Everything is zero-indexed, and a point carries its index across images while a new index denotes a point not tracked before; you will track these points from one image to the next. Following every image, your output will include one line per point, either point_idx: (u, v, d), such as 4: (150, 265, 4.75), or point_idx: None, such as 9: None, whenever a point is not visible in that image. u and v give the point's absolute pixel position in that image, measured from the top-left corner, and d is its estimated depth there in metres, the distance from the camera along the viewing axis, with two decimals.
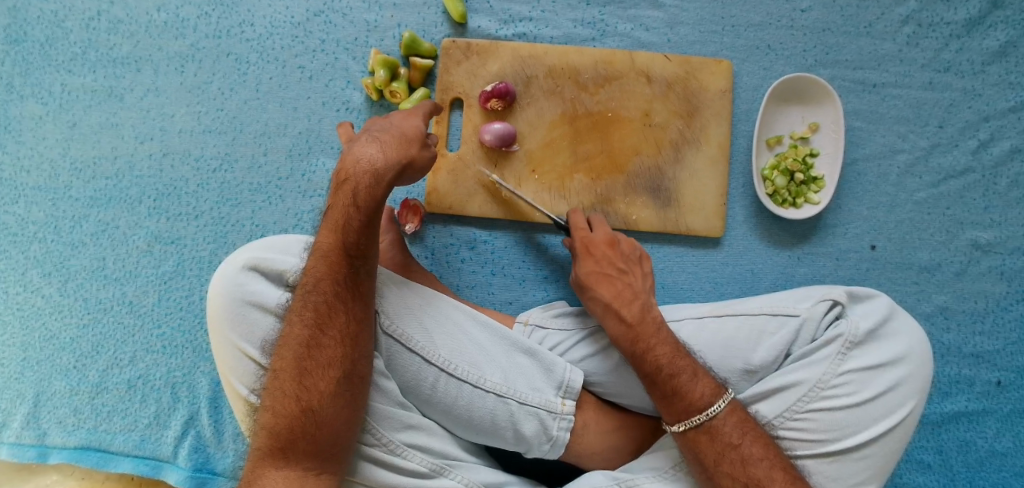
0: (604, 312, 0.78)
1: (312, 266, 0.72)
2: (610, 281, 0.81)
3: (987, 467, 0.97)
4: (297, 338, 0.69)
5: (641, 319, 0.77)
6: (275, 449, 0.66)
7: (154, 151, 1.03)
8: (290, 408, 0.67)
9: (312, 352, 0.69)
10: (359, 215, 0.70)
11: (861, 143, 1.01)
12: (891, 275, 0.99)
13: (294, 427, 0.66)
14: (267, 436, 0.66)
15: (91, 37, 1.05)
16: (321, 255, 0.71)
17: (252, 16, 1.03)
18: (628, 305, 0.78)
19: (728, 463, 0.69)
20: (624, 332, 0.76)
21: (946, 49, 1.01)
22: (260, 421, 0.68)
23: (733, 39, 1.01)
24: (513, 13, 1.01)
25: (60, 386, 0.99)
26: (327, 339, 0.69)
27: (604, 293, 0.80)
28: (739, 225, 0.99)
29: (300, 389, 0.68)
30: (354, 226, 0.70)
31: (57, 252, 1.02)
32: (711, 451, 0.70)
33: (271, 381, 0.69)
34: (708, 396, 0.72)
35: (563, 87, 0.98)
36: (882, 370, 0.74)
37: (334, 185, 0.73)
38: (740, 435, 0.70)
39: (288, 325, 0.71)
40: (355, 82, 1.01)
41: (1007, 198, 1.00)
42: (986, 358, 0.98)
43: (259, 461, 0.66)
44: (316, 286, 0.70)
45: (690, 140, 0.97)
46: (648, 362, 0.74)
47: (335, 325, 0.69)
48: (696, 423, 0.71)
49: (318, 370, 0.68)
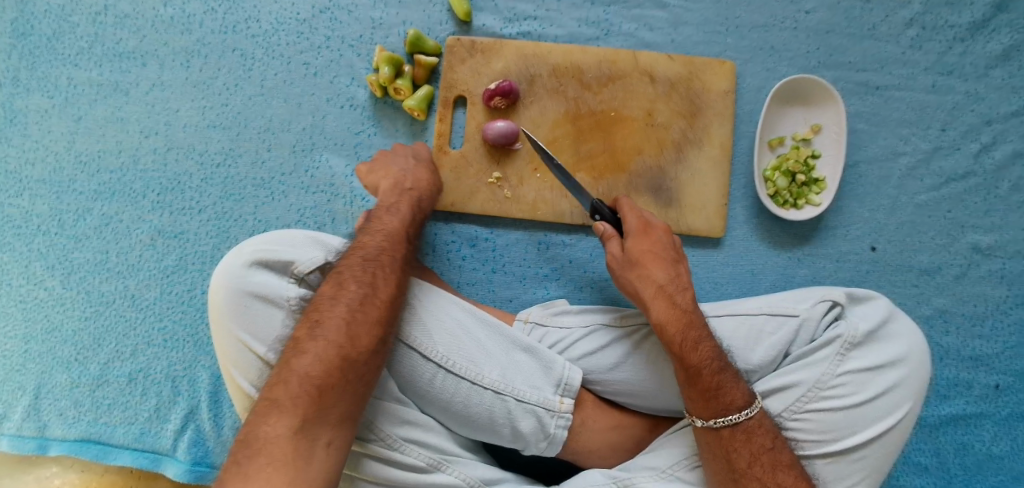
0: (656, 292, 0.77)
1: (371, 243, 0.76)
2: (666, 264, 0.79)
3: (985, 470, 0.97)
4: (350, 293, 0.69)
5: (693, 308, 0.76)
6: (303, 395, 0.61)
7: (159, 145, 1.03)
8: (330, 354, 0.64)
9: (361, 308, 0.68)
10: (416, 217, 0.84)
11: (863, 146, 1.01)
12: (891, 278, 0.99)
13: (330, 377, 0.63)
14: (297, 379, 0.62)
15: (98, 31, 1.05)
16: (383, 235, 0.77)
17: (257, 12, 1.04)
18: (681, 292, 0.77)
19: (760, 466, 0.68)
20: (679, 316, 0.74)
21: (950, 53, 1.01)
22: (287, 366, 0.63)
23: (737, 40, 1.01)
24: (518, 12, 1.01)
25: (61, 379, 1.00)
26: (379, 300, 0.69)
27: (659, 274, 0.78)
28: (740, 226, 0.99)
29: (343, 337, 0.65)
30: (411, 223, 0.82)
31: (61, 245, 1.03)
32: (746, 451, 0.69)
33: (312, 328, 0.66)
34: (748, 397, 0.71)
35: (567, 86, 0.98)
36: (881, 372, 0.74)
37: (389, 192, 0.85)
38: (773, 439, 0.70)
39: (339, 281, 0.70)
40: (359, 79, 1.02)
41: (1008, 202, 1.00)
42: (985, 361, 0.99)
43: (278, 408, 0.61)
44: (376, 257, 0.73)
45: (693, 140, 0.98)
46: (699, 353, 0.72)
47: (388, 290, 0.71)
48: (733, 422, 0.70)
49: (365, 325, 0.67)
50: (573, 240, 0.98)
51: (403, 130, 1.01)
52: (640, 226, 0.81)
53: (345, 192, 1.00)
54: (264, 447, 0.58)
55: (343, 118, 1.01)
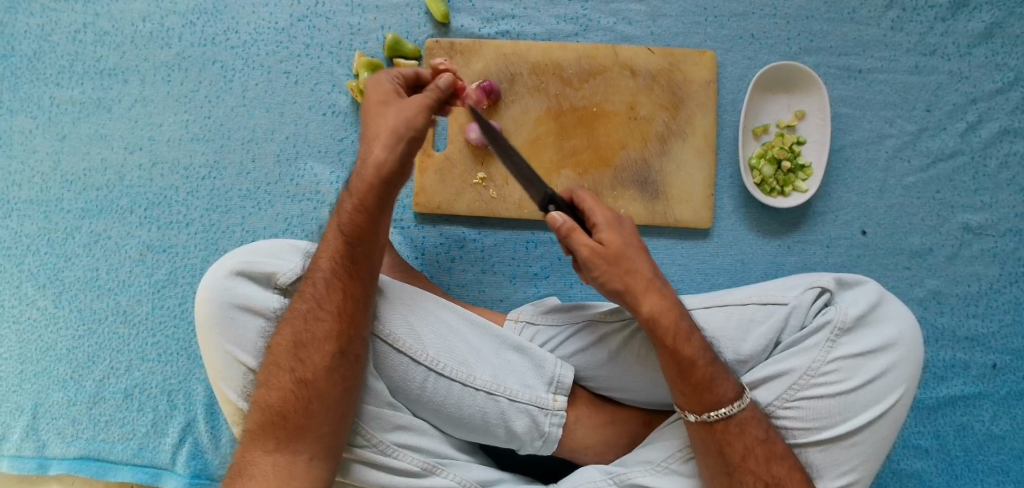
0: (646, 286, 0.70)
1: (318, 251, 0.73)
2: (646, 253, 0.72)
3: (986, 450, 0.97)
4: (297, 313, 0.71)
5: (677, 301, 0.72)
6: (267, 425, 0.67)
7: (144, 161, 1.03)
8: (284, 382, 0.68)
9: (309, 325, 0.70)
10: (354, 200, 0.70)
11: (848, 130, 1.01)
12: (882, 260, 0.99)
13: (288, 403, 0.67)
14: (260, 411, 0.68)
15: (79, 49, 1.05)
16: (325, 239, 0.73)
17: (236, 23, 1.04)
18: (664, 283, 0.72)
19: (753, 459, 0.69)
20: (670, 311, 0.70)
21: (931, 33, 1.01)
22: (257, 396, 0.69)
23: (716, 30, 1.01)
24: (496, 11, 1.01)
25: (58, 397, 1.00)
26: (323, 314, 0.70)
27: (644, 266, 0.71)
28: (728, 215, 0.99)
29: (295, 362, 0.69)
30: (349, 210, 0.71)
31: (51, 264, 1.03)
32: (739, 445, 0.70)
33: (269, 356, 0.70)
34: (736, 389, 0.71)
35: (548, 83, 0.98)
36: (872, 357, 0.74)
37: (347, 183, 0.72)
38: (766, 431, 0.71)
39: (291, 303, 0.72)
40: (341, 86, 1.02)
41: (997, 180, 0.99)
42: (981, 340, 0.98)
43: (252, 437, 0.67)
44: (318, 267, 0.72)
45: (676, 132, 0.97)
46: (692, 347, 0.70)
47: (331, 300, 0.70)
48: (727, 415, 0.70)
49: (314, 344, 0.69)
50: None
51: None
52: (612, 220, 0.71)
53: (331, 199, 1.00)
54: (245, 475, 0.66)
55: (326, 126, 1.01)
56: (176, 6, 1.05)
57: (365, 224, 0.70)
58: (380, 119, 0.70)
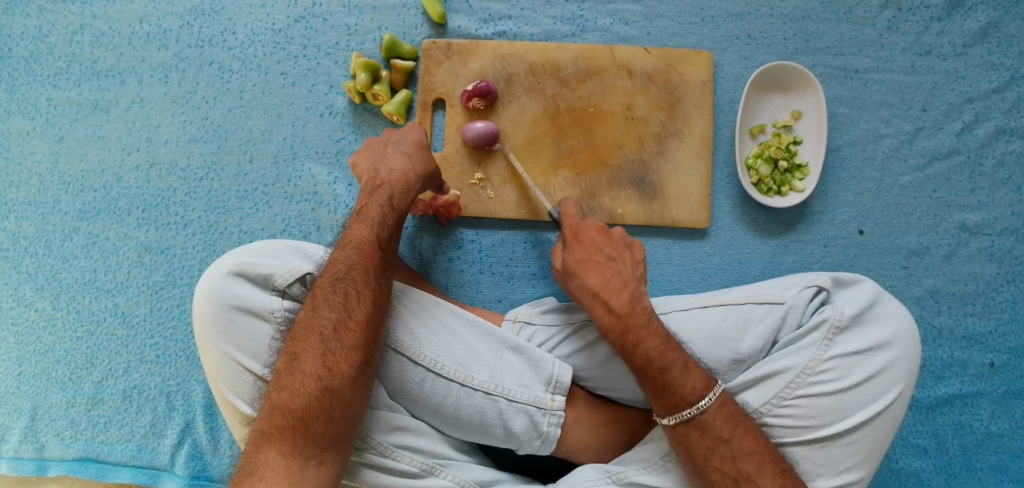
0: (591, 300, 0.76)
1: (343, 255, 0.73)
2: (599, 268, 0.77)
3: (984, 449, 0.97)
4: (325, 320, 0.69)
5: (631, 310, 0.74)
6: (286, 429, 0.63)
7: (142, 162, 1.03)
8: (309, 388, 0.65)
9: (338, 333, 0.68)
10: (393, 215, 0.77)
11: (845, 129, 1.01)
12: (880, 260, 0.99)
13: (309, 407, 0.64)
14: (280, 414, 0.64)
15: (76, 51, 1.05)
16: (353, 247, 0.73)
17: (233, 24, 1.04)
18: (618, 295, 0.75)
19: (717, 458, 0.69)
20: (613, 322, 0.74)
21: (927, 32, 1.01)
22: (272, 398, 0.66)
23: (713, 30, 1.01)
24: (493, 12, 1.01)
25: (55, 399, 1.00)
26: (353, 322, 0.68)
27: (593, 281, 0.76)
28: (725, 215, 0.99)
29: (321, 368, 0.66)
30: (388, 224, 0.76)
31: (49, 265, 1.03)
32: (700, 446, 0.69)
33: (290, 361, 0.67)
34: (697, 391, 0.70)
35: (545, 84, 0.98)
36: (869, 355, 0.74)
37: (365, 190, 0.79)
38: (730, 429, 0.69)
39: (312, 310, 0.70)
40: (338, 87, 1.02)
41: (993, 179, 1.00)
42: (978, 339, 0.98)
43: (264, 440, 0.63)
44: (347, 275, 0.71)
45: (673, 132, 0.98)
46: (638, 356, 0.72)
47: (362, 309, 0.69)
48: (686, 418, 0.70)
49: (342, 352, 0.67)
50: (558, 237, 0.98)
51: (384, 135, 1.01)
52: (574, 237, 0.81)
53: (329, 200, 1.00)
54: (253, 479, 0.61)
55: (324, 126, 1.01)
56: (174, 8, 1.05)
57: (387, 237, 0.76)
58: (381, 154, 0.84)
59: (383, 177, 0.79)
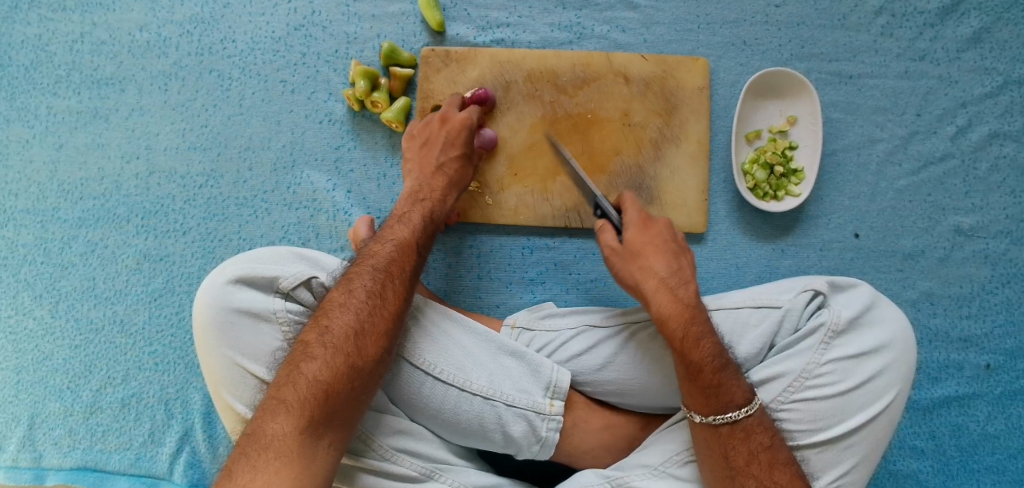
0: (658, 285, 0.77)
1: (383, 249, 0.77)
2: (667, 255, 0.79)
3: (981, 450, 0.97)
4: (360, 303, 0.71)
5: (696, 304, 0.76)
6: (307, 401, 0.64)
7: (141, 170, 1.04)
8: (337, 365, 0.66)
9: (371, 318, 0.70)
10: (430, 226, 0.83)
11: (839, 134, 1.02)
12: (875, 263, 1.00)
13: (336, 383, 0.66)
14: (303, 386, 0.65)
15: (76, 59, 1.06)
16: (394, 243, 0.78)
17: (233, 32, 1.04)
18: (684, 286, 0.77)
19: (756, 465, 0.69)
20: (680, 310, 0.74)
21: (920, 38, 1.02)
22: (295, 370, 0.66)
23: (708, 37, 1.02)
24: (491, 20, 1.02)
25: (54, 407, 1.00)
26: (386, 311, 0.71)
27: (660, 266, 0.78)
28: (722, 220, 1.00)
29: (351, 346, 0.68)
30: (426, 232, 0.82)
31: (48, 274, 1.03)
32: (744, 450, 0.69)
33: (320, 335, 0.68)
34: (746, 395, 0.71)
35: (543, 91, 0.99)
36: (866, 359, 0.75)
37: (406, 200, 0.86)
38: (771, 437, 0.70)
39: (347, 292, 0.72)
40: (337, 94, 1.02)
41: (987, 183, 1.01)
42: (974, 341, 0.99)
43: (284, 409, 0.63)
44: (386, 267, 0.75)
45: (670, 138, 0.98)
46: (698, 350, 0.72)
47: (395, 301, 0.73)
48: (732, 420, 0.70)
49: (372, 335, 0.69)
50: (556, 242, 0.99)
51: (383, 142, 1.01)
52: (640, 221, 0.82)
53: (328, 206, 1.00)
54: (269, 448, 0.61)
55: (323, 133, 1.02)
56: (174, 16, 1.05)
57: (423, 244, 0.81)
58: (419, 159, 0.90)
59: (423, 191, 0.87)
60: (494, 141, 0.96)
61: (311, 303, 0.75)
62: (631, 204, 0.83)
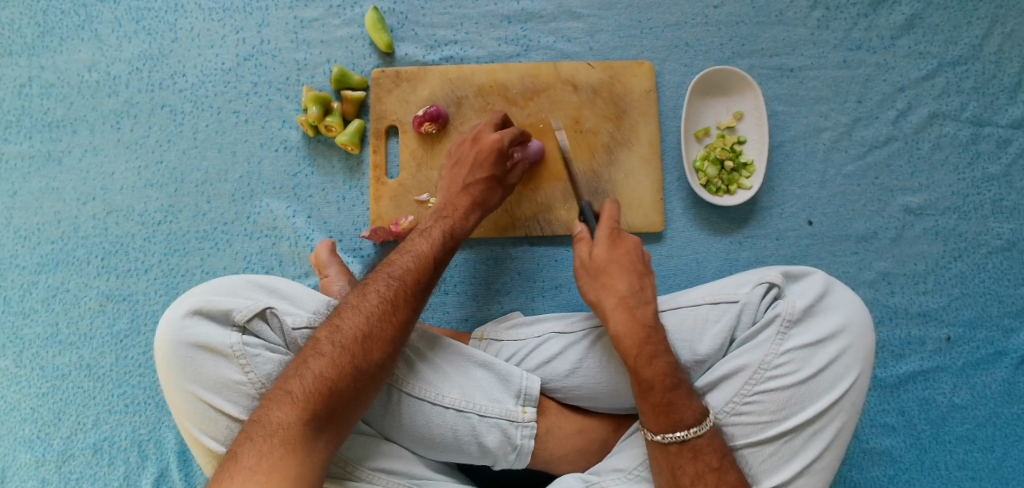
0: (617, 302, 0.79)
1: (401, 260, 0.80)
2: (630, 276, 0.82)
3: (950, 421, 1.00)
4: (372, 308, 0.73)
5: (653, 325, 0.78)
6: (311, 397, 0.65)
7: (98, 210, 1.03)
8: (344, 363, 0.68)
9: (382, 322, 0.72)
10: (450, 244, 0.85)
11: (785, 126, 1.05)
12: (831, 248, 1.03)
13: (340, 380, 0.67)
14: (309, 380, 0.66)
15: (25, 104, 1.05)
16: (411, 255, 0.81)
17: (183, 66, 1.04)
18: (642, 306, 0.79)
19: (704, 484, 0.70)
20: (635, 329, 0.77)
21: (855, 28, 1.06)
22: (303, 364, 0.68)
23: (652, 41, 1.04)
24: (439, 38, 1.04)
25: (24, 458, 0.98)
26: (395, 318, 0.73)
27: (621, 286, 0.81)
28: (679, 217, 1.02)
29: (358, 347, 0.69)
30: (446, 247, 0.85)
31: (9, 322, 1.01)
32: (691, 469, 0.71)
33: (331, 333, 0.70)
34: (697, 415, 0.73)
35: (494, 104, 1.00)
36: (823, 346, 0.77)
37: (433, 218, 0.89)
38: (719, 459, 0.71)
39: (362, 296, 0.74)
40: (291, 121, 1.03)
41: (931, 162, 1.04)
42: (933, 316, 1.02)
43: (290, 400, 0.65)
44: (400, 277, 0.77)
45: (622, 141, 1.01)
46: (651, 369, 0.74)
47: (405, 311, 0.74)
48: (681, 439, 0.71)
49: (380, 339, 0.71)
50: (519, 252, 1.00)
51: (340, 166, 1.02)
52: (609, 237, 0.86)
53: (289, 233, 1.01)
54: (274, 435, 0.62)
55: (280, 161, 1.02)
56: (122, 54, 1.05)
57: (442, 259, 0.83)
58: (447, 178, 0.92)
59: (450, 211, 0.89)
60: (540, 154, 0.97)
61: (270, 334, 0.74)
62: (605, 215, 0.89)
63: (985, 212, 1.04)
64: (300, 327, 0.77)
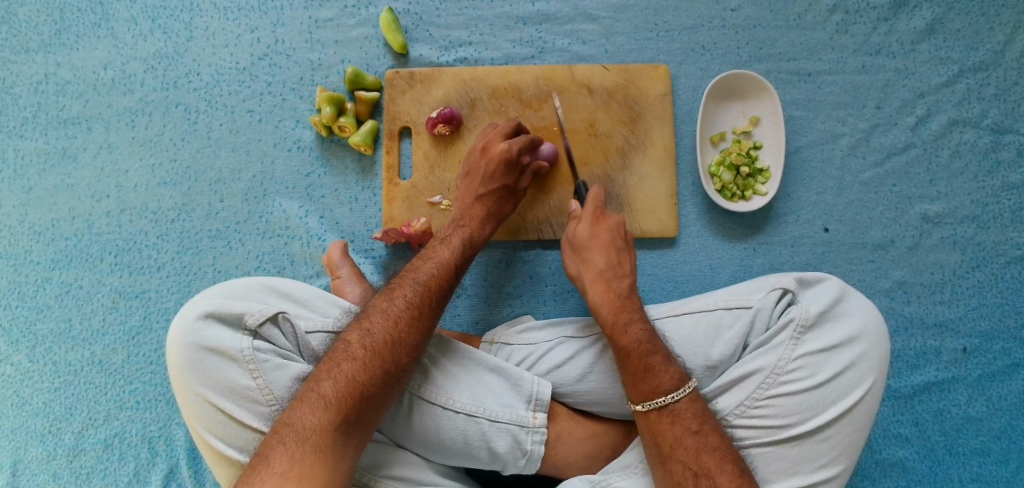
0: (596, 276, 0.86)
1: (425, 267, 0.81)
2: (609, 250, 0.87)
3: (964, 434, 0.99)
4: (400, 312, 0.73)
5: (628, 295, 0.83)
6: (344, 402, 0.65)
7: (112, 207, 1.03)
8: (374, 368, 0.68)
9: (409, 328, 0.73)
10: (470, 251, 0.86)
11: (802, 131, 1.04)
12: (847, 256, 1.02)
13: (371, 385, 0.68)
14: (343, 384, 0.66)
15: (41, 100, 1.05)
16: (435, 261, 0.82)
17: (197, 65, 1.05)
18: (619, 279, 0.85)
19: (682, 450, 0.70)
20: (611, 300, 0.82)
21: (875, 33, 1.05)
22: (335, 367, 0.68)
23: (668, 44, 1.04)
24: (453, 39, 1.03)
25: (37, 452, 0.99)
26: (421, 324, 0.74)
27: (599, 260, 0.87)
28: (693, 222, 1.01)
29: (387, 352, 0.70)
30: (467, 254, 0.86)
31: (23, 317, 1.02)
32: (669, 433, 0.71)
33: (361, 337, 0.71)
34: (675, 381, 0.73)
35: (508, 107, 1.00)
36: (837, 351, 0.76)
37: (451, 224, 0.89)
38: (699, 422, 0.71)
39: (389, 300, 0.75)
40: (305, 121, 1.03)
41: (950, 170, 1.03)
42: (950, 326, 1.01)
43: (322, 405, 0.65)
44: (424, 281, 0.78)
45: (636, 145, 1.00)
46: (625, 337, 0.77)
47: (430, 317, 0.75)
48: (659, 405, 0.72)
49: (406, 345, 0.72)
50: (531, 255, 1.00)
51: (352, 167, 1.02)
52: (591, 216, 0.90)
53: (301, 233, 1.01)
54: (307, 440, 0.63)
55: (292, 161, 1.02)
56: (137, 52, 1.05)
57: (461, 267, 0.84)
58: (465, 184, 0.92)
59: (467, 219, 0.89)
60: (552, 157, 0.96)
61: (281, 339, 0.74)
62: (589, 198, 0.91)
63: (1004, 222, 1.02)
64: (313, 331, 0.77)
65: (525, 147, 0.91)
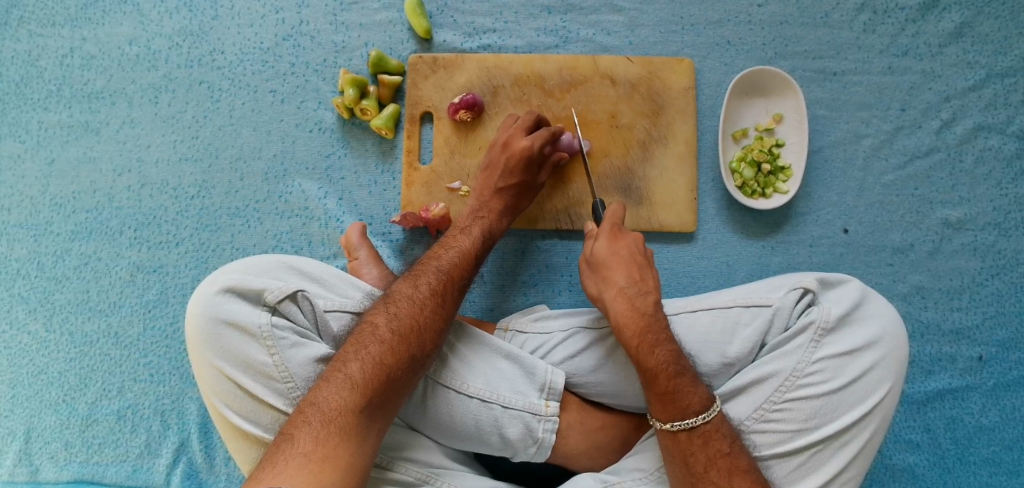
0: (617, 293, 0.81)
1: (446, 254, 0.81)
2: (629, 268, 0.83)
3: (976, 442, 0.98)
4: (424, 298, 0.74)
5: (653, 313, 0.79)
6: (372, 384, 0.65)
7: (133, 182, 1.04)
8: (400, 352, 0.69)
9: (432, 314, 0.73)
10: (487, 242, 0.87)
11: (825, 131, 1.03)
12: (865, 258, 1.01)
13: (396, 367, 0.68)
14: (370, 366, 0.67)
15: (66, 74, 1.06)
16: (456, 250, 0.82)
17: (222, 43, 1.05)
18: (643, 296, 0.80)
19: (715, 471, 0.69)
20: (636, 319, 0.78)
21: (903, 34, 1.03)
22: (361, 348, 0.68)
23: (693, 38, 1.03)
24: (477, 26, 1.03)
25: (50, 421, 1.00)
26: (443, 309, 0.75)
27: (620, 278, 0.82)
28: (711, 219, 1.01)
29: (412, 336, 0.70)
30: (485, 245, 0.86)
31: (41, 287, 1.03)
32: (703, 455, 0.70)
33: (388, 319, 0.71)
34: (703, 400, 0.72)
35: (530, 95, 1.00)
36: (857, 355, 0.75)
37: (470, 213, 0.89)
38: (730, 444, 0.71)
39: (412, 286, 0.76)
40: (327, 102, 1.03)
41: (973, 175, 1.02)
42: (966, 333, 1.00)
43: (348, 385, 0.65)
44: (446, 269, 0.79)
45: (657, 139, 0.99)
46: (650, 356, 0.75)
47: (451, 304, 0.76)
48: (690, 425, 0.71)
49: (429, 330, 0.72)
50: (548, 245, 1.00)
51: (373, 149, 1.02)
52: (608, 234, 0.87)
53: (320, 214, 1.01)
54: (331, 421, 0.62)
55: (314, 142, 1.03)
56: (163, 29, 1.06)
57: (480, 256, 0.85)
58: (484, 175, 0.92)
59: (485, 208, 0.89)
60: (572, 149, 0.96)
61: (299, 317, 0.75)
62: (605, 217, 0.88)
63: None
64: (332, 310, 0.77)
65: (547, 141, 0.91)
